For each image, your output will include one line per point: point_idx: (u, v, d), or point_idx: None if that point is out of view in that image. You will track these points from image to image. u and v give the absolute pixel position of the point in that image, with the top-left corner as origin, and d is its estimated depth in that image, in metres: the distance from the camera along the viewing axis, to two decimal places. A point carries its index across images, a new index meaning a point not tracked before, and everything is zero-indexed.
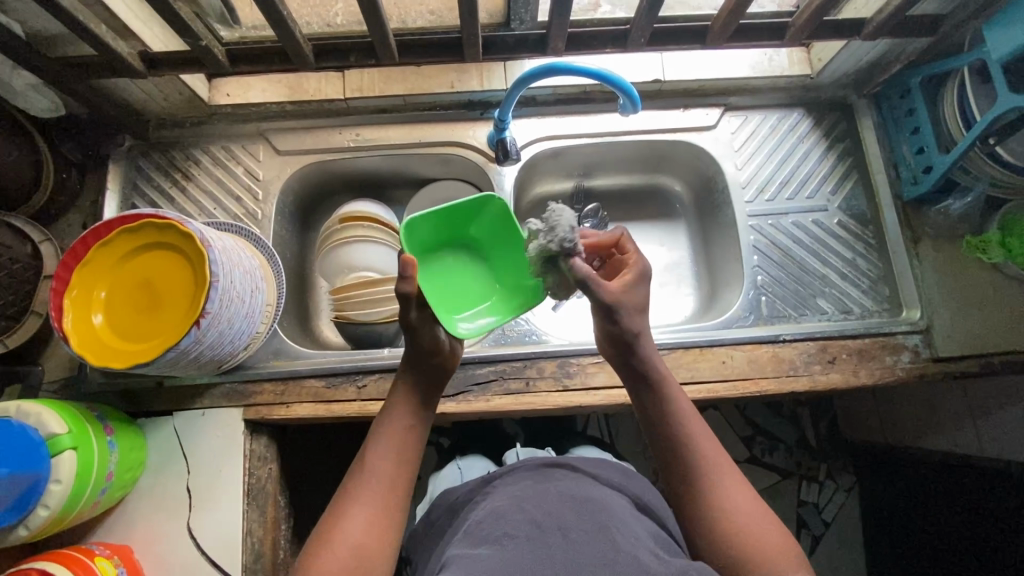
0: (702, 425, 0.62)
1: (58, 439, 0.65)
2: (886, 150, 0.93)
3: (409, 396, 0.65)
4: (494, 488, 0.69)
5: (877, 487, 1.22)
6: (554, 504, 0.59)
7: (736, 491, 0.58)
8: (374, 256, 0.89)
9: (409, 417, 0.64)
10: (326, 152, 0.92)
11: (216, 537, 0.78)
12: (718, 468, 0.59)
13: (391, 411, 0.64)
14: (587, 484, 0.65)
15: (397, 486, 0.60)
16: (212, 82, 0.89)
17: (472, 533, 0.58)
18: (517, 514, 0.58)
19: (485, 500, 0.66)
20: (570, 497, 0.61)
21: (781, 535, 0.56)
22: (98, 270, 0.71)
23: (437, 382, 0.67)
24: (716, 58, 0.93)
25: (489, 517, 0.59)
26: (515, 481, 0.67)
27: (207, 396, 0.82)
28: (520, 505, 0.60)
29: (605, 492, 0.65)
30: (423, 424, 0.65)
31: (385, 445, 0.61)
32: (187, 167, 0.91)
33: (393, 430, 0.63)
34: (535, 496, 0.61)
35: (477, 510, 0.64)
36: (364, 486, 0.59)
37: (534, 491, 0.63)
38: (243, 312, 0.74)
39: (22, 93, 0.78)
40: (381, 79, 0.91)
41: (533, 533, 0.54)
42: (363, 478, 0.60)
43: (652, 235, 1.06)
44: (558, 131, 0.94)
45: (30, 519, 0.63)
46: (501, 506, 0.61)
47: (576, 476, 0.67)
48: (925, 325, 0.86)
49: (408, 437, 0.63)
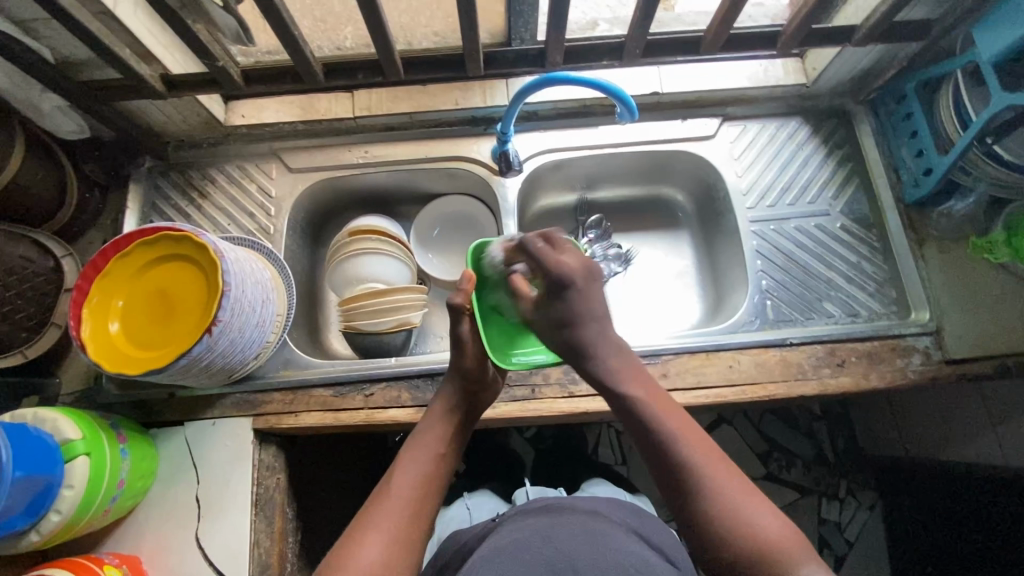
0: (681, 418, 0.58)
1: (72, 444, 0.66)
2: (886, 155, 0.94)
3: (447, 419, 0.66)
4: (500, 526, 0.68)
5: (900, 504, 1.18)
6: (565, 542, 0.58)
7: (727, 482, 0.54)
8: (381, 267, 0.91)
9: (442, 443, 0.63)
10: (336, 169, 0.96)
11: (224, 549, 0.78)
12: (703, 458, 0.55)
13: (425, 436, 0.64)
14: (595, 521, 0.64)
15: (423, 514, 0.58)
16: (228, 104, 0.94)
17: (478, 571, 0.57)
18: (525, 553, 0.57)
19: (491, 539, 0.65)
20: (580, 534, 0.60)
21: (779, 523, 0.52)
22: (117, 281, 0.74)
23: (470, 411, 0.69)
24: (714, 70, 0.95)
25: (492, 556, 0.58)
26: (518, 520, 0.67)
27: (217, 405, 0.83)
28: (528, 542, 0.59)
29: (614, 529, 0.64)
30: (454, 453, 0.64)
31: (417, 467, 0.60)
32: (204, 186, 0.95)
33: (427, 453, 0.62)
34: (543, 534, 0.60)
35: (483, 547, 0.63)
36: (389, 508, 0.56)
37: (539, 528, 0.62)
38: (254, 321, 0.76)
39: (50, 114, 0.81)
40: (389, 98, 0.94)
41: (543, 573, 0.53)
42: (389, 500, 0.57)
43: (655, 244, 1.07)
44: (559, 144, 0.96)
45: (42, 523, 0.64)
46: (505, 544, 0.60)
47: (584, 513, 0.67)
48: (935, 327, 0.85)
49: (439, 463, 0.62)
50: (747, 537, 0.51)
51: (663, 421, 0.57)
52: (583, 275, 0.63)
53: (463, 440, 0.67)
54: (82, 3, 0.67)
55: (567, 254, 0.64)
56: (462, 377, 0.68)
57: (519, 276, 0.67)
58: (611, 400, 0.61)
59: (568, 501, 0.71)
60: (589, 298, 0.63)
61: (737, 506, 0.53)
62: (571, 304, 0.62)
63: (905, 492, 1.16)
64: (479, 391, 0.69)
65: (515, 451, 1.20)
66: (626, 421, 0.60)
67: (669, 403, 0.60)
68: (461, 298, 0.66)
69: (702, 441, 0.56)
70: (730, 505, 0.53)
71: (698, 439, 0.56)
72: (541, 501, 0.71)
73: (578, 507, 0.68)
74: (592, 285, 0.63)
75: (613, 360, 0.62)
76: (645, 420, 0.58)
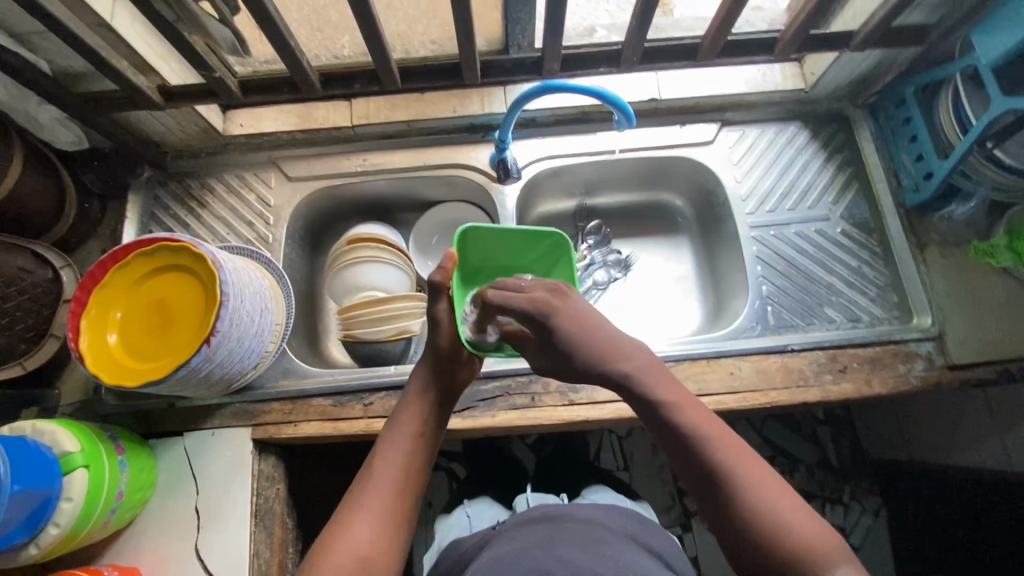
0: (711, 419, 0.56)
1: (70, 457, 0.66)
2: (885, 159, 0.94)
3: (424, 395, 0.65)
4: (500, 535, 0.68)
5: (904, 509, 1.17)
6: (564, 551, 0.58)
7: (762, 482, 0.53)
8: (380, 275, 0.90)
9: (418, 423, 0.63)
10: (335, 177, 0.96)
11: (224, 561, 0.77)
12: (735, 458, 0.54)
13: (401, 418, 0.63)
14: (597, 531, 0.63)
15: (406, 497, 0.57)
16: (226, 114, 0.94)
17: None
18: (524, 563, 0.57)
19: (492, 548, 0.64)
20: (580, 544, 0.60)
21: (815, 525, 0.51)
22: (115, 292, 0.74)
23: (448, 388, 0.67)
24: (712, 76, 0.95)
25: (494, 566, 0.58)
26: (519, 528, 0.66)
27: (217, 416, 0.83)
28: (528, 551, 0.59)
29: (614, 538, 0.63)
30: (433, 431, 0.63)
31: (394, 449, 0.60)
32: (202, 196, 0.95)
33: (403, 435, 0.61)
34: (543, 543, 0.60)
35: (484, 557, 0.62)
36: (371, 491, 0.56)
37: (540, 537, 0.62)
38: (253, 331, 0.76)
39: (48, 127, 0.82)
40: (387, 106, 0.94)
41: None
42: (369, 486, 0.57)
43: (655, 250, 1.07)
44: (558, 150, 0.96)
45: (41, 537, 0.64)
46: (505, 554, 0.60)
47: (584, 522, 0.66)
48: (937, 332, 0.84)
49: (418, 443, 0.61)
50: (785, 540, 0.50)
51: (694, 423, 0.55)
52: (553, 297, 0.61)
53: (445, 417, 0.66)
54: (79, 16, 0.67)
55: (533, 290, 0.62)
56: (436, 356, 0.66)
57: (505, 326, 0.66)
58: (636, 403, 0.58)
59: (569, 509, 0.70)
60: (573, 316, 0.60)
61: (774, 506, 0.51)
62: (558, 328, 0.59)
63: (909, 497, 1.15)
64: (455, 368, 0.67)
65: (515, 457, 1.19)
66: (655, 426, 0.57)
67: (697, 404, 0.57)
68: (442, 277, 0.65)
69: (733, 441, 0.55)
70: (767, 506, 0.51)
71: (730, 439, 0.55)
72: (542, 510, 0.71)
73: (578, 515, 0.68)
74: (566, 302, 0.61)
75: (639, 362, 0.59)
76: (676, 423, 0.55)
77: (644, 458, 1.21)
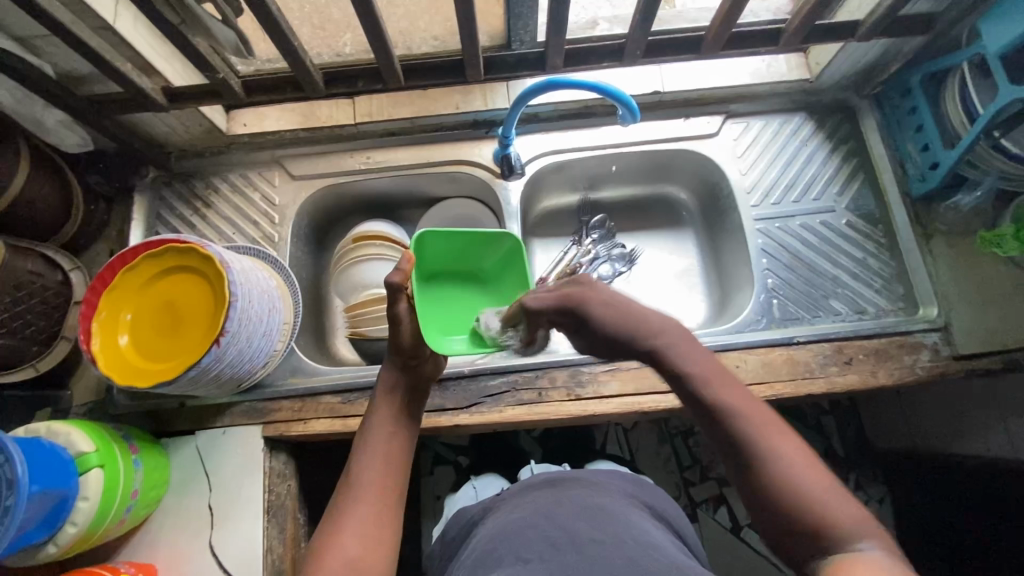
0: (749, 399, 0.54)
1: (86, 457, 0.67)
2: (892, 149, 0.93)
3: (392, 394, 0.64)
4: (505, 502, 0.68)
5: (909, 498, 1.17)
6: (568, 520, 0.58)
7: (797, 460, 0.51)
8: (386, 274, 0.91)
9: (391, 423, 0.62)
10: (339, 175, 0.96)
11: (237, 554, 0.79)
12: (771, 435, 0.52)
13: (373, 419, 0.63)
14: (602, 496, 0.64)
15: (387, 497, 0.57)
16: (229, 113, 0.94)
17: (483, 553, 0.57)
18: (530, 533, 0.57)
19: (497, 516, 0.65)
20: (584, 511, 0.60)
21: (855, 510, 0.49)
22: (125, 293, 0.75)
23: (416, 384, 0.66)
24: (715, 68, 0.95)
25: (502, 536, 0.58)
26: (522, 496, 0.67)
27: (228, 414, 0.84)
28: (531, 520, 0.59)
29: (619, 503, 0.64)
30: (407, 430, 0.63)
31: (371, 452, 0.59)
32: (208, 196, 0.95)
33: (376, 437, 0.61)
34: (548, 511, 0.60)
35: (488, 525, 0.63)
36: (352, 498, 0.56)
37: (545, 506, 0.62)
38: (261, 330, 0.76)
39: (54, 130, 0.82)
40: (389, 103, 0.94)
41: (547, 552, 0.53)
42: (351, 492, 0.57)
43: (661, 243, 1.07)
44: (560, 145, 0.96)
45: (59, 536, 0.65)
46: (511, 522, 0.60)
47: (588, 487, 0.66)
48: (943, 322, 0.84)
49: (393, 442, 0.61)
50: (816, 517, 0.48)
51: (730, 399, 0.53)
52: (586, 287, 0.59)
53: (418, 414, 0.65)
54: (82, 20, 0.67)
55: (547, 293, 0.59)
56: (400, 356, 0.65)
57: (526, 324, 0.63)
58: (674, 382, 0.56)
59: (575, 473, 0.70)
60: (609, 307, 0.58)
61: (809, 488, 0.50)
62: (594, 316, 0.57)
63: (915, 486, 1.15)
64: (421, 364, 0.66)
65: (523, 450, 1.19)
66: (689, 402, 0.55)
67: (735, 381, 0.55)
68: (399, 278, 0.60)
69: (772, 419, 0.53)
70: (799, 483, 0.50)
71: (766, 418, 0.53)
72: (544, 476, 0.71)
73: (583, 480, 0.68)
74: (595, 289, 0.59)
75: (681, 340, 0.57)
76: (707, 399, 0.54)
77: (649, 450, 1.22)
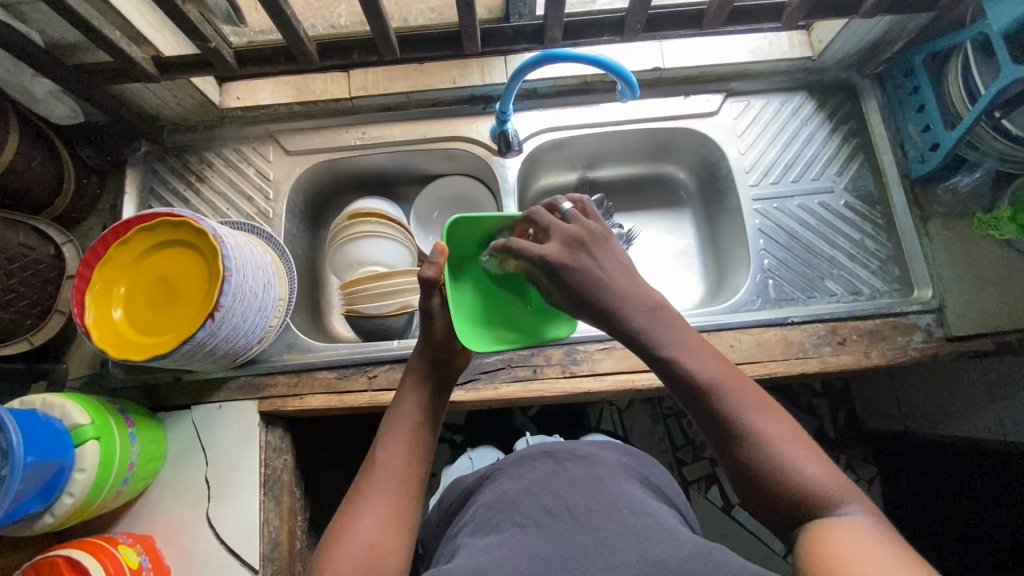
0: (729, 370, 0.54)
1: (81, 429, 0.68)
2: (892, 130, 0.93)
3: (421, 385, 0.63)
4: (501, 472, 0.68)
5: (897, 479, 1.19)
6: (564, 491, 0.58)
7: (779, 430, 0.51)
8: (383, 252, 0.90)
9: (418, 412, 0.62)
10: (335, 151, 0.95)
11: (234, 526, 0.80)
12: (753, 407, 0.52)
13: (401, 406, 0.62)
14: (596, 466, 0.65)
15: (408, 487, 0.58)
16: (222, 86, 0.92)
17: (480, 521, 0.58)
18: (525, 502, 0.57)
19: (492, 486, 0.66)
20: (579, 482, 0.60)
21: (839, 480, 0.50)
22: (119, 266, 0.74)
23: (447, 374, 0.65)
24: (717, 44, 0.93)
25: (498, 504, 0.59)
26: (517, 466, 0.67)
27: (223, 389, 0.84)
28: (528, 490, 0.60)
29: (612, 473, 0.64)
30: (433, 420, 0.63)
31: (396, 441, 0.60)
32: (201, 170, 0.94)
33: (402, 427, 0.61)
34: (543, 481, 0.61)
35: (483, 495, 0.64)
36: (374, 485, 0.57)
37: (541, 476, 0.63)
38: (256, 305, 0.76)
39: (43, 100, 0.81)
40: (385, 77, 0.92)
41: (543, 520, 0.54)
42: (372, 478, 0.58)
43: (658, 223, 1.07)
44: (558, 122, 0.95)
45: (56, 506, 0.66)
46: (506, 492, 0.61)
47: (583, 458, 0.67)
48: (937, 304, 0.85)
49: (419, 432, 0.61)
50: (793, 485, 0.49)
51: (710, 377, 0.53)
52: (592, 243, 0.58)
53: (444, 404, 0.65)
54: None
55: (553, 238, 0.58)
56: (432, 347, 0.64)
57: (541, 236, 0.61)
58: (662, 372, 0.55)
59: (568, 445, 0.71)
60: (591, 267, 0.57)
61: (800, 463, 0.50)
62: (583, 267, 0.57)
63: (904, 466, 1.16)
64: (453, 355, 0.65)
65: (518, 429, 1.21)
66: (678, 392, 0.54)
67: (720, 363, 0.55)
68: (432, 272, 0.61)
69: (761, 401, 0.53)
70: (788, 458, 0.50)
71: (746, 390, 0.53)
72: (541, 447, 0.71)
73: (578, 453, 0.68)
74: (603, 250, 0.58)
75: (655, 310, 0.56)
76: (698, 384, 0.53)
77: (644, 430, 1.23)
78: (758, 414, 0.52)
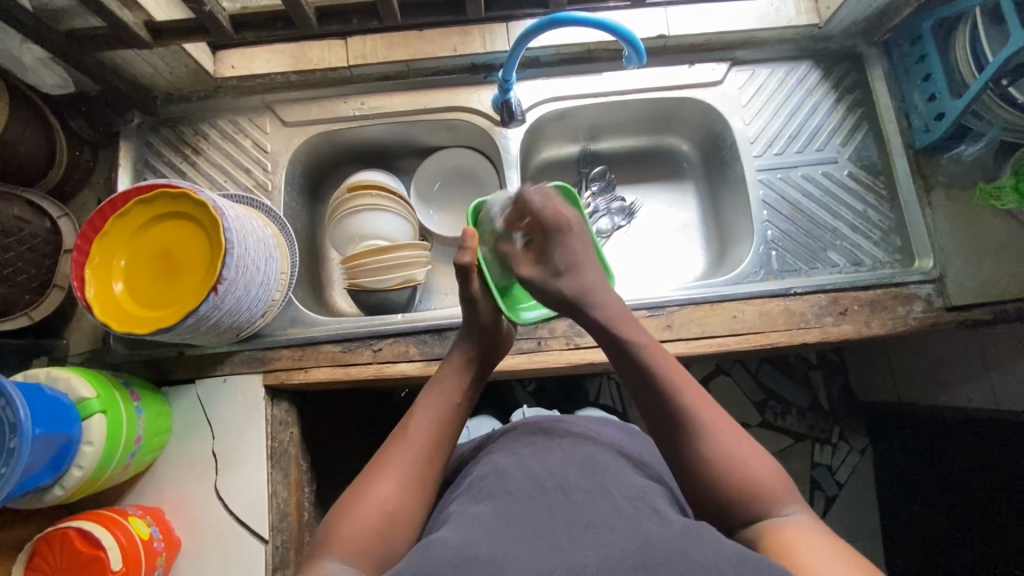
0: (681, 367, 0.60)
1: (87, 403, 0.67)
2: (897, 100, 0.92)
3: (462, 368, 0.67)
4: (497, 445, 0.68)
5: (888, 448, 1.22)
6: (558, 465, 0.59)
7: (722, 425, 0.56)
8: (384, 225, 0.89)
9: (456, 391, 0.64)
10: (333, 121, 0.93)
11: (243, 497, 0.80)
12: (696, 399, 0.57)
13: (440, 384, 0.65)
14: (591, 443, 0.65)
15: (433, 460, 0.59)
16: (216, 54, 0.89)
17: (477, 492, 0.58)
18: (519, 475, 0.57)
19: (485, 458, 0.66)
20: (578, 458, 0.61)
21: (773, 473, 0.54)
22: (117, 239, 0.73)
23: (485, 364, 0.69)
24: (722, 11, 0.91)
25: (493, 473, 0.59)
26: (512, 439, 0.67)
27: (227, 363, 0.84)
28: (522, 463, 0.60)
29: (606, 453, 0.64)
30: (467, 403, 0.65)
31: (429, 414, 0.61)
32: (197, 142, 0.92)
33: (441, 401, 0.63)
34: (537, 456, 0.61)
35: (476, 468, 0.64)
36: (403, 452, 0.58)
37: (537, 449, 0.63)
38: (259, 279, 0.75)
39: (33, 68, 0.79)
40: (384, 45, 0.90)
41: (535, 492, 0.54)
42: (405, 442, 0.58)
43: (661, 196, 1.07)
44: (562, 92, 0.93)
45: (65, 478, 0.66)
46: (501, 465, 0.61)
47: (580, 437, 0.67)
48: (938, 274, 0.85)
49: (455, 412, 0.63)
50: (737, 480, 0.53)
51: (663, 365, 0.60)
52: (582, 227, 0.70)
53: (476, 391, 0.68)
54: None
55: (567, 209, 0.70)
56: (475, 330, 0.69)
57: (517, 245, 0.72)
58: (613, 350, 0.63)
59: (562, 420, 0.72)
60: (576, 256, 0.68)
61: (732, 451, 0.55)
62: (568, 246, 0.68)
63: (896, 436, 1.19)
64: (496, 343, 0.70)
65: (518, 402, 1.22)
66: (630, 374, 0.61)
67: (670, 355, 0.62)
68: (469, 257, 0.68)
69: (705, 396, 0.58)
70: (726, 447, 0.55)
71: (698, 390, 0.58)
72: (537, 423, 0.71)
73: (573, 430, 0.68)
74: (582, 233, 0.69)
75: (613, 311, 0.65)
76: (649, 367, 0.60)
77: None
78: (704, 409, 0.57)
